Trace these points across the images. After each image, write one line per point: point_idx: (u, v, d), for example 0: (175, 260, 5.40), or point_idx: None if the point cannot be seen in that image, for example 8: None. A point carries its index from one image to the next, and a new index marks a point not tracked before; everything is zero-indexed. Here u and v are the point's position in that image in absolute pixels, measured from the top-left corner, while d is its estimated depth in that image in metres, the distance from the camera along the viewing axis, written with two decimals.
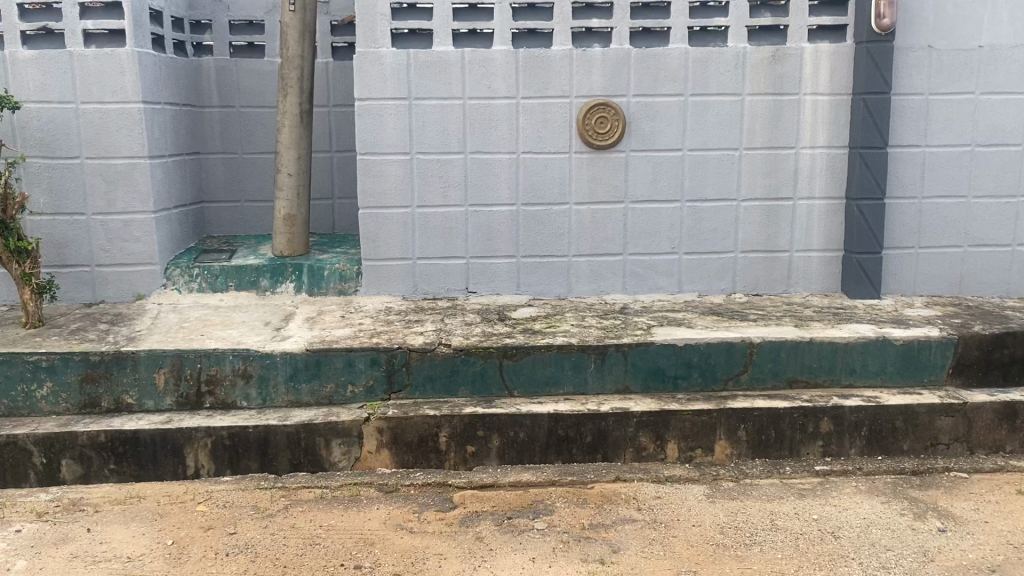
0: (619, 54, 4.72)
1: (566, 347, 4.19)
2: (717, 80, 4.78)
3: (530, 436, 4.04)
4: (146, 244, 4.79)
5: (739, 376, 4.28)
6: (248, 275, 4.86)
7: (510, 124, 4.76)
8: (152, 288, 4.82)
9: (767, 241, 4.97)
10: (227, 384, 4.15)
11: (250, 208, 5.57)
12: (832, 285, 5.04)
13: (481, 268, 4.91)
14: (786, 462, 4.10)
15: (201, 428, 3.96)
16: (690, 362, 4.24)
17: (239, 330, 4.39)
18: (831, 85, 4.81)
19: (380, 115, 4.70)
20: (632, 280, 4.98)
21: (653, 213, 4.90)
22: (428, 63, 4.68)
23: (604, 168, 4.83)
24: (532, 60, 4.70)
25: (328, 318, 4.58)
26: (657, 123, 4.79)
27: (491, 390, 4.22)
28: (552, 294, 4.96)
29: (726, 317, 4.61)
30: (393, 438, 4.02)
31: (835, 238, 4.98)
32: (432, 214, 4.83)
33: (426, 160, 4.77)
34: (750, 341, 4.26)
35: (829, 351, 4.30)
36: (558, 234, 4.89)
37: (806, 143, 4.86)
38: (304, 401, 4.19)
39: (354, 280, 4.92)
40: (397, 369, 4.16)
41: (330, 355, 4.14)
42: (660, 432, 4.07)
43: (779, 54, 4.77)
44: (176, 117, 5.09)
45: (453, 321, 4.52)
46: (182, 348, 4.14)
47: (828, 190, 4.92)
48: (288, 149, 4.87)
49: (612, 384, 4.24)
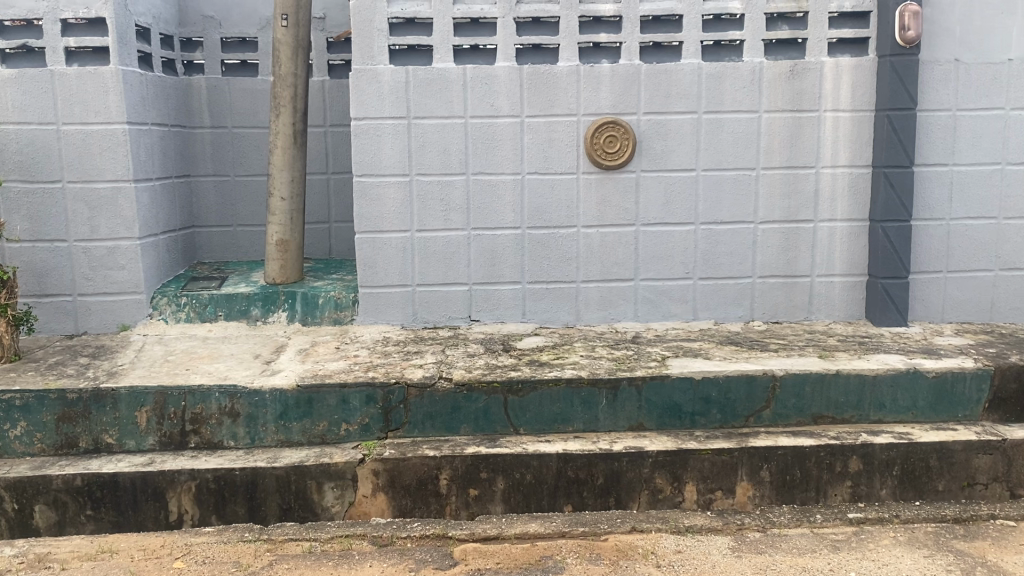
0: (628, 69, 4.47)
1: (576, 381, 3.92)
2: (733, 96, 4.53)
3: (537, 478, 3.77)
4: (131, 272, 4.54)
5: (761, 412, 4.00)
6: (238, 304, 4.61)
7: (514, 144, 4.51)
8: (138, 319, 4.58)
9: (786, 265, 4.70)
10: (213, 423, 3.89)
11: (244, 233, 5.33)
12: (856, 312, 4.76)
13: (484, 295, 4.65)
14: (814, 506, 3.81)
15: (185, 470, 3.70)
16: (708, 397, 3.96)
17: (227, 364, 4.13)
18: (852, 101, 4.56)
19: (377, 135, 4.46)
20: (644, 307, 4.71)
21: (665, 237, 4.64)
22: (428, 80, 4.44)
23: (613, 189, 4.57)
24: (537, 77, 4.46)
25: (322, 350, 4.32)
26: (669, 142, 4.54)
27: (495, 427, 3.94)
28: (560, 322, 4.70)
29: (745, 347, 4.33)
30: (390, 480, 3.75)
31: (859, 262, 4.71)
32: (432, 238, 4.58)
33: (426, 182, 4.52)
34: (773, 375, 3.98)
35: (856, 384, 4.03)
36: (565, 258, 4.63)
37: (827, 162, 4.61)
38: (296, 441, 3.92)
39: (350, 309, 4.66)
40: (394, 406, 3.90)
41: (322, 391, 3.88)
42: (678, 473, 3.80)
43: (797, 69, 4.52)
44: (164, 139, 4.86)
45: (455, 353, 4.26)
46: (166, 384, 3.88)
47: (851, 212, 4.65)
48: (281, 171, 4.61)
49: (625, 421, 3.97)
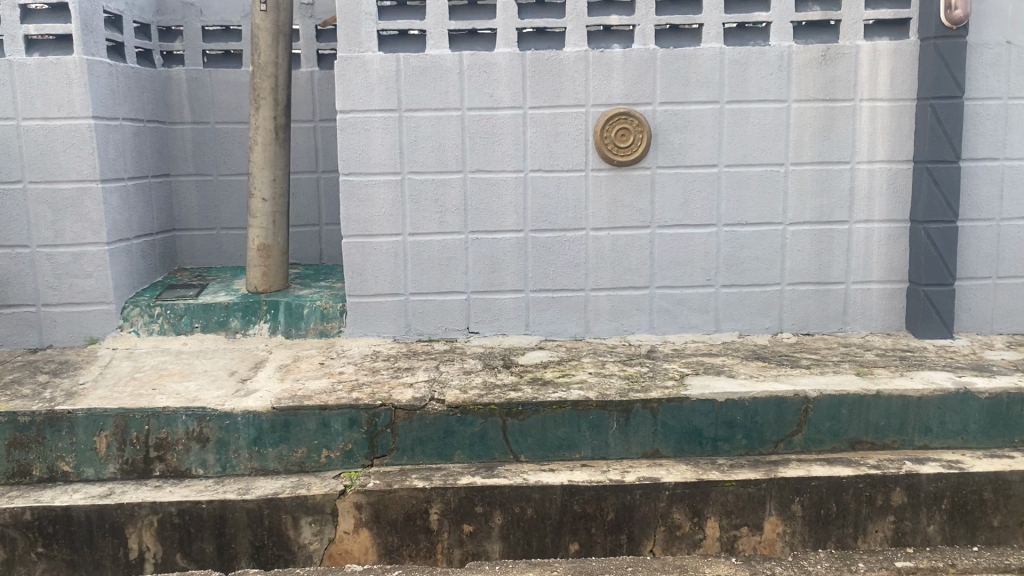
0: (643, 55, 4.04)
1: (583, 403, 3.50)
2: (759, 84, 4.09)
3: (540, 512, 3.35)
4: (98, 281, 4.17)
5: (792, 437, 3.57)
6: (216, 315, 4.22)
7: (516, 139, 4.09)
8: (107, 331, 4.21)
9: (818, 271, 4.25)
10: (180, 449, 3.50)
11: (228, 237, 4.95)
12: (895, 322, 4.30)
13: (484, 304, 4.24)
14: (860, 557, 3.34)
15: (146, 503, 3.32)
16: (732, 421, 3.53)
17: (198, 383, 3.75)
18: (891, 90, 4.11)
19: (365, 129, 4.06)
20: (660, 317, 4.28)
21: (684, 240, 4.21)
22: (421, 68, 4.03)
23: (626, 188, 4.15)
24: (542, 64, 4.04)
25: (304, 366, 3.92)
26: (688, 135, 4.11)
27: (493, 454, 3.53)
28: (567, 334, 4.28)
29: (774, 363, 3.89)
30: (374, 515, 3.34)
31: (898, 267, 4.25)
32: (427, 243, 4.17)
33: (419, 181, 4.11)
34: (805, 396, 3.55)
35: (899, 406, 3.58)
36: (572, 264, 4.21)
37: (864, 157, 4.16)
38: (271, 469, 3.53)
39: (337, 319, 4.26)
40: (380, 431, 3.50)
41: (300, 414, 3.49)
42: (698, 507, 3.38)
43: (830, 54, 4.08)
44: (138, 135, 4.48)
45: (450, 369, 3.85)
46: (127, 405, 3.50)
47: (889, 212, 4.21)
48: (261, 169, 4.21)
49: (638, 448, 3.55)
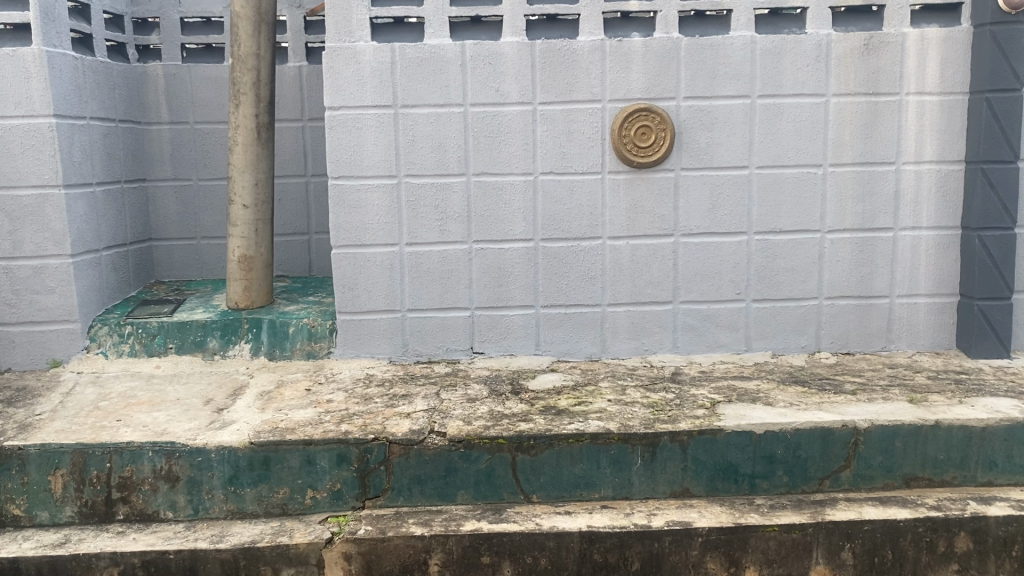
0: (665, 44, 3.63)
1: (603, 436, 3.07)
2: (794, 76, 3.68)
3: (555, 563, 2.93)
4: (62, 297, 3.76)
5: (838, 474, 3.15)
6: (192, 335, 3.81)
7: (525, 138, 3.68)
8: (71, 353, 3.79)
9: (860, 283, 3.83)
10: (146, 490, 3.09)
11: (210, 247, 4.54)
12: (945, 340, 3.88)
13: (490, 322, 3.82)
14: None
15: (105, 554, 2.90)
16: (771, 456, 3.12)
17: (169, 413, 3.33)
18: (940, 82, 3.70)
19: (357, 128, 3.65)
20: (685, 336, 3.86)
21: (711, 250, 3.79)
22: (418, 60, 3.63)
23: (646, 193, 3.74)
24: (553, 55, 3.63)
25: (289, 393, 3.50)
26: (715, 132, 3.70)
27: (501, 494, 3.11)
28: (581, 354, 3.86)
29: (815, 388, 3.47)
30: (366, 566, 2.93)
31: (948, 279, 3.84)
32: (426, 254, 3.76)
33: (417, 186, 3.70)
34: (855, 428, 3.12)
35: (960, 438, 3.16)
36: (587, 277, 3.80)
37: (910, 157, 3.75)
38: (250, 512, 3.12)
39: (326, 338, 3.84)
40: (373, 469, 3.08)
41: (281, 450, 3.07)
42: (735, 556, 2.96)
43: (873, 43, 3.66)
44: (109, 136, 4.07)
45: (452, 396, 3.43)
46: (86, 440, 3.09)
47: (938, 218, 3.79)
48: (242, 172, 3.80)
49: (665, 486, 3.13)
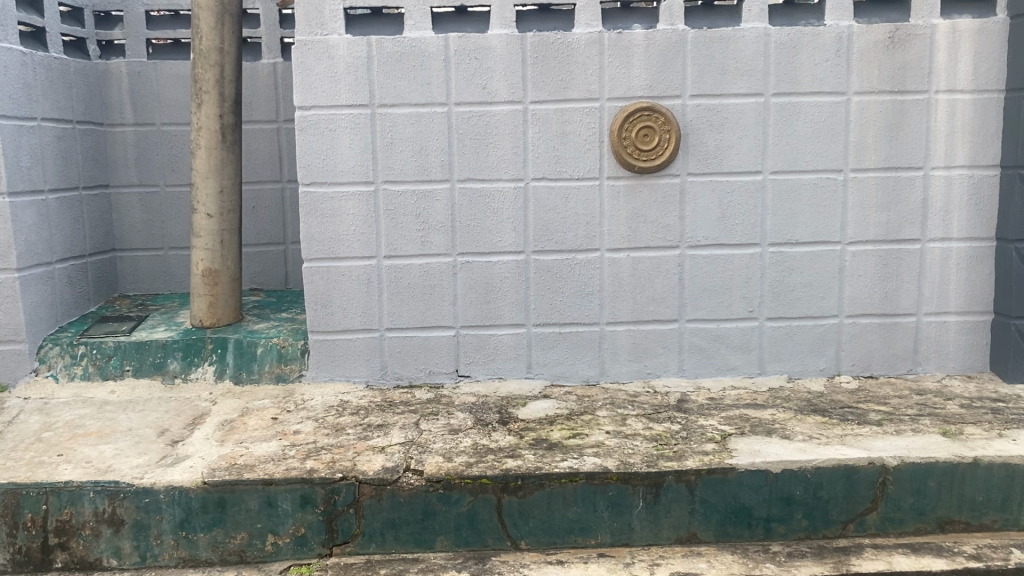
0: (669, 38, 3.30)
1: (600, 476, 2.73)
2: (812, 72, 3.33)
3: None
4: (7, 316, 3.43)
5: (864, 517, 2.80)
6: (151, 356, 3.48)
7: (514, 140, 3.34)
8: (18, 377, 3.47)
9: (885, 300, 3.48)
10: (87, 535, 2.75)
11: (177, 258, 4.21)
12: (977, 363, 3.53)
13: (477, 342, 3.48)
14: None
15: None
16: (789, 498, 2.77)
17: (117, 446, 3.00)
18: (973, 79, 3.35)
19: (330, 129, 3.32)
20: (692, 358, 3.52)
21: (721, 263, 3.45)
22: (397, 55, 3.29)
23: (649, 201, 3.40)
24: (547, 49, 3.29)
25: (253, 423, 3.16)
26: (725, 134, 3.36)
27: (485, 540, 2.77)
28: (578, 378, 3.52)
29: (837, 418, 3.12)
30: None
31: (980, 296, 3.49)
32: (406, 268, 3.42)
33: (397, 193, 3.37)
34: (882, 466, 2.78)
35: (1002, 477, 2.81)
36: (584, 293, 3.46)
37: (940, 161, 3.40)
38: (203, 559, 2.77)
39: (296, 360, 3.50)
40: (341, 512, 2.74)
41: (238, 491, 2.73)
42: None
43: (899, 35, 3.32)
44: (64, 138, 3.74)
45: (432, 427, 3.09)
46: (20, 480, 2.75)
47: (971, 228, 3.44)
48: (205, 178, 3.47)
49: (670, 532, 2.78)
